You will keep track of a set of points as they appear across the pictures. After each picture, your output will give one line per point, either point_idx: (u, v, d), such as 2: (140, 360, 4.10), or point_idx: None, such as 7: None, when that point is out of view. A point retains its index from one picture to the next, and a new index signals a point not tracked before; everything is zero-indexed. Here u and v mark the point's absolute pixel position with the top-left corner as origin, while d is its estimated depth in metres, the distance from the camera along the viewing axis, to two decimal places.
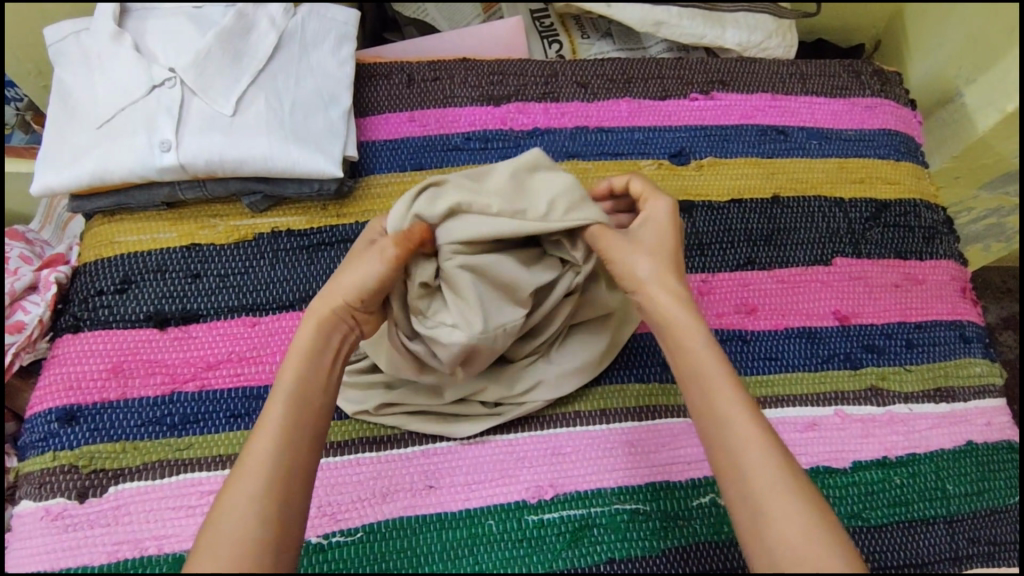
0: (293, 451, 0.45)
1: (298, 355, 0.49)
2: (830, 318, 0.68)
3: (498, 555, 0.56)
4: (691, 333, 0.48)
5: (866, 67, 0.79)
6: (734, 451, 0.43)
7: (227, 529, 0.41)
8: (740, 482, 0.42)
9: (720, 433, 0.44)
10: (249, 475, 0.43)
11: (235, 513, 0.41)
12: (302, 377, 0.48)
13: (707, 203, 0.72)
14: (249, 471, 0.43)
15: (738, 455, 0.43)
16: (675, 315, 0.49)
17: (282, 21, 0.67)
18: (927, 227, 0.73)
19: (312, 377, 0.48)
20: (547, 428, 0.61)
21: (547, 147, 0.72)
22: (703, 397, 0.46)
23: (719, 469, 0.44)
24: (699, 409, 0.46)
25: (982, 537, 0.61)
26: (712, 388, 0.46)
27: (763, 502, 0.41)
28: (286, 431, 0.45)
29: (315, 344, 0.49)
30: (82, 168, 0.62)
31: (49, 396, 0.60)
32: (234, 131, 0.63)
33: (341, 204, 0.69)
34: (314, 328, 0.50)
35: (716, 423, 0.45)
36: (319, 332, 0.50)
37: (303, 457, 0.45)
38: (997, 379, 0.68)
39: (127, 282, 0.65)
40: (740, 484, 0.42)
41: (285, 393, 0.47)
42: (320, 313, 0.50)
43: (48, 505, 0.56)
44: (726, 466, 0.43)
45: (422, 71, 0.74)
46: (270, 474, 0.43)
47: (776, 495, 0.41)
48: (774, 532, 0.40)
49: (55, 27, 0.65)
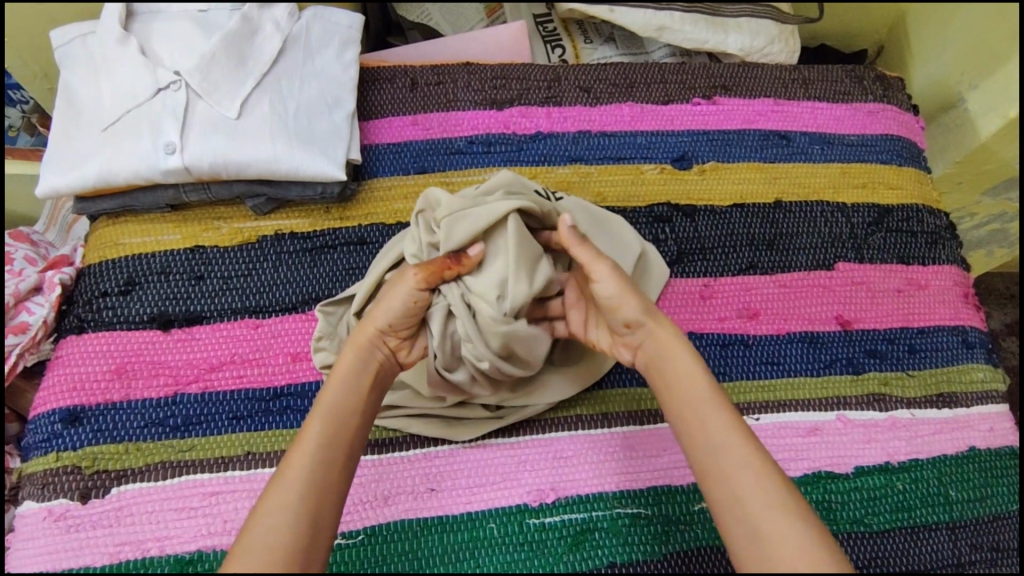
0: (333, 461, 0.46)
1: (342, 373, 0.51)
2: (832, 323, 0.68)
3: (499, 558, 0.56)
4: (693, 373, 0.49)
5: (869, 72, 0.79)
6: (731, 482, 0.44)
7: (266, 530, 0.41)
8: (737, 511, 0.43)
9: (724, 477, 0.44)
10: (287, 481, 0.44)
11: (273, 516, 0.42)
12: (342, 396, 0.49)
13: (710, 208, 0.72)
14: (288, 476, 0.44)
15: (734, 485, 0.43)
16: (675, 355, 0.50)
17: (287, 25, 0.68)
18: (929, 231, 0.73)
19: (349, 398, 0.49)
20: (551, 431, 0.61)
21: (549, 152, 0.73)
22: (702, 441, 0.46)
23: (715, 498, 0.44)
24: (690, 439, 0.47)
25: (984, 543, 0.61)
26: (706, 417, 0.47)
27: (765, 529, 0.41)
28: (330, 444, 0.46)
29: (358, 368, 0.51)
30: (88, 169, 0.62)
31: (54, 396, 0.60)
32: (240, 134, 0.64)
33: (344, 206, 0.69)
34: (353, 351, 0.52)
35: (710, 458, 0.45)
36: (358, 356, 0.52)
37: (341, 468, 0.46)
38: (1000, 385, 0.68)
39: (131, 283, 0.65)
40: (737, 513, 0.43)
41: (324, 410, 0.48)
42: (360, 337, 0.53)
43: (49, 506, 0.57)
44: (722, 494, 0.44)
45: (426, 75, 0.74)
46: (306, 483, 0.44)
47: (776, 522, 0.41)
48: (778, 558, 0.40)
49: (62, 30, 0.65)
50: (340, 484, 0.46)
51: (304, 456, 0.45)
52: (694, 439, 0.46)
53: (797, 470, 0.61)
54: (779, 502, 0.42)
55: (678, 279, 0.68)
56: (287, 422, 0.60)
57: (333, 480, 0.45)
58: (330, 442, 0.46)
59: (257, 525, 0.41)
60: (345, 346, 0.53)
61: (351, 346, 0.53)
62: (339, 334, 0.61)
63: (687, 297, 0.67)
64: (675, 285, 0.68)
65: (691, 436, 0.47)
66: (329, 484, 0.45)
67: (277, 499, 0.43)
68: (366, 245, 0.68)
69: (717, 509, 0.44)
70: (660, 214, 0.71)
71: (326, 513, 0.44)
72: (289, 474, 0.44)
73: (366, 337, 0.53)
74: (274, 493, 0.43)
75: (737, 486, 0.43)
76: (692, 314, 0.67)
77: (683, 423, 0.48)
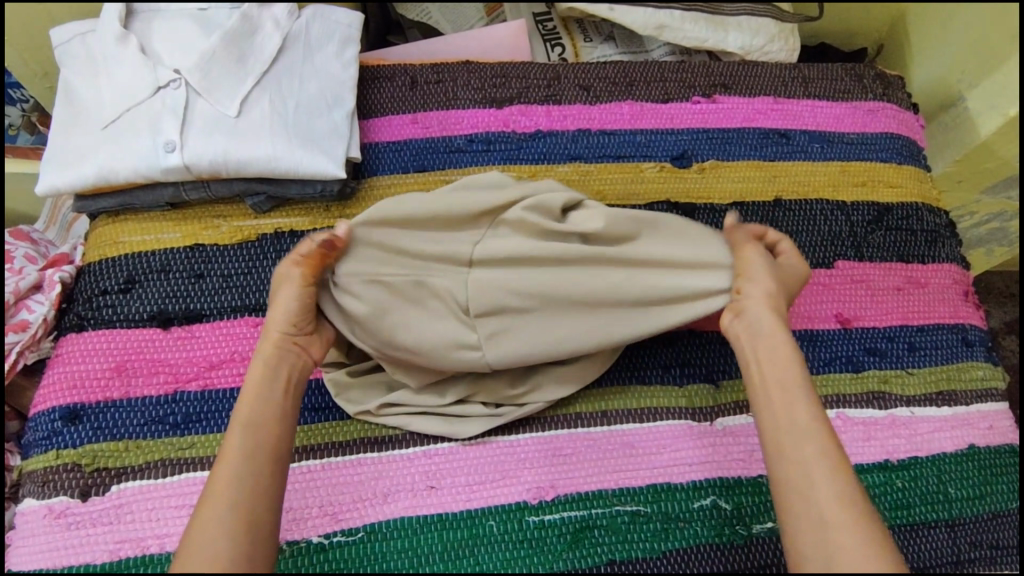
0: (254, 467, 0.48)
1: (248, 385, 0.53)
2: (832, 321, 0.68)
3: (498, 556, 0.56)
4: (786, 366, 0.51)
5: (868, 71, 0.79)
6: (803, 465, 0.46)
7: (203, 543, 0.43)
8: (799, 491, 0.46)
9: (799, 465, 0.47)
10: (216, 495, 0.46)
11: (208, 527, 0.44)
12: (254, 410, 0.51)
13: (709, 206, 0.72)
14: (218, 489, 0.46)
15: (804, 469, 0.46)
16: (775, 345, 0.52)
17: (287, 23, 0.68)
18: (929, 230, 0.73)
19: (263, 410, 0.51)
20: (549, 429, 0.61)
21: (549, 150, 0.73)
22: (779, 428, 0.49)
23: (780, 479, 0.47)
24: (772, 422, 0.49)
25: (984, 541, 0.61)
26: (790, 408, 0.49)
27: (823, 512, 0.44)
28: (247, 450, 0.48)
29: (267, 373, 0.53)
30: (88, 169, 0.62)
31: (53, 394, 0.60)
32: (239, 133, 0.64)
33: (344, 205, 0.69)
34: (263, 361, 0.53)
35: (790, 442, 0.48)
36: (265, 369, 0.53)
37: (267, 476, 0.48)
38: (999, 383, 0.68)
39: (132, 281, 0.65)
40: (799, 493, 0.46)
41: (240, 425, 0.50)
42: (269, 344, 0.54)
43: (50, 503, 0.57)
44: (794, 477, 0.46)
45: (426, 73, 0.74)
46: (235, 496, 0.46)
47: (837, 508, 0.44)
48: (836, 543, 0.43)
49: (63, 29, 0.65)
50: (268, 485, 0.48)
51: (229, 469, 0.47)
52: (777, 426, 0.49)
53: None
54: (845, 495, 0.45)
55: None
56: None
57: (258, 485, 0.47)
58: (251, 452, 0.48)
59: (194, 544, 0.43)
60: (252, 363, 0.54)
61: (258, 360, 0.54)
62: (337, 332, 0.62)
63: None
64: None
65: (773, 420, 0.49)
66: (256, 489, 0.47)
67: (209, 513, 0.45)
68: None
69: (779, 488, 0.47)
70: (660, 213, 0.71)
71: (262, 517, 0.46)
72: (217, 490, 0.46)
73: (274, 345, 0.54)
74: (209, 505, 0.45)
75: (805, 472, 0.46)
76: None
77: (769, 404, 0.50)
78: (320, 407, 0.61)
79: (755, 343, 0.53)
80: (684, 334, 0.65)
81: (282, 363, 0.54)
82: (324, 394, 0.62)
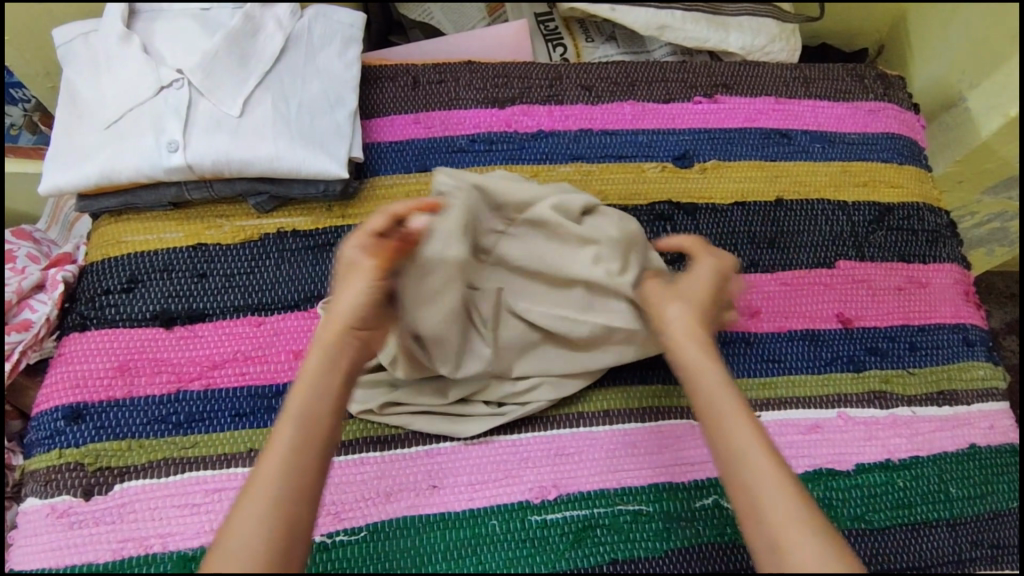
0: (295, 472, 0.43)
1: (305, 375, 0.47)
2: (833, 321, 0.68)
3: (500, 555, 0.56)
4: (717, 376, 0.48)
5: (869, 71, 0.80)
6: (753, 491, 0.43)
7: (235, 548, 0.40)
8: (758, 518, 0.42)
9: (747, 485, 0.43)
10: (252, 497, 0.42)
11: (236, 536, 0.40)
12: (310, 402, 0.46)
13: (711, 205, 0.72)
14: (256, 492, 0.42)
15: (756, 493, 0.43)
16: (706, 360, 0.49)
17: (289, 23, 0.68)
18: (930, 230, 0.74)
19: (320, 403, 0.46)
20: (551, 429, 0.61)
21: (551, 150, 0.73)
22: (726, 445, 0.45)
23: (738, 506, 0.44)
24: (717, 445, 0.46)
25: (985, 540, 0.61)
26: (732, 427, 0.46)
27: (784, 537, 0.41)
28: (292, 452, 0.44)
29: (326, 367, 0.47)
30: (91, 168, 0.62)
31: (56, 394, 0.60)
32: (242, 133, 0.64)
33: (346, 204, 0.69)
34: (323, 350, 0.48)
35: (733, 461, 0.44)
36: (324, 358, 0.48)
37: (311, 480, 0.44)
38: (1000, 383, 0.68)
39: (134, 281, 0.65)
40: (758, 519, 0.42)
41: (291, 417, 0.45)
42: (332, 334, 0.48)
43: (53, 503, 0.57)
44: (748, 500, 0.43)
45: (428, 73, 0.75)
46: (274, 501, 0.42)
47: (795, 530, 0.41)
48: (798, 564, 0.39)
49: (65, 29, 0.65)
50: (306, 495, 0.43)
51: (272, 471, 0.43)
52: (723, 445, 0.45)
53: (798, 467, 0.61)
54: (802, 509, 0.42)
55: None
56: None
57: (301, 490, 0.43)
58: (298, 451, 0.44)
59: (227, 547, 0.40)
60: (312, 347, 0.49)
61: (318, 347, 0.48)
62: None
63: None
64: None
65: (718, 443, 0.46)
66: (297, 495, 0.42)
67: (246, 516, 0.41)
68: None
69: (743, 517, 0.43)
70: (662, 212, 0.71)
71: (298, 529, 0.42)
72: (255, 490, 0.42)
73: (337, 335, 0.48)
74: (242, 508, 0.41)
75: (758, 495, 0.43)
76: None
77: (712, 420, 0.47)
78: None
79: (683, 360, 0.50)
80: None
81: (344, 355, 0.48)
82: None
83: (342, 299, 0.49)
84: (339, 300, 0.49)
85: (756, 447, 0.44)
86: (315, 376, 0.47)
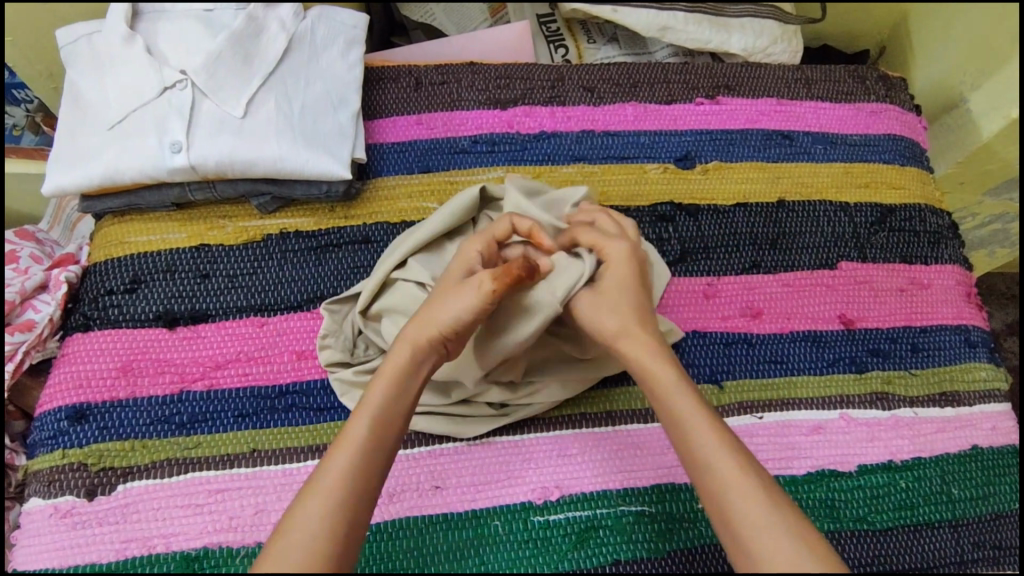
0: (367, 472, 0.44)
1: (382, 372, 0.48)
2: (835, 322, 0.68)
3: (503, 556, 0.56)
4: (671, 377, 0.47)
5: (870, 73, 0.80)
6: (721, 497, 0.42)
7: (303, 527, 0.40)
8: (729, 526, 0.42)
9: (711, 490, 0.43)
10: (323, 489, 0.42)
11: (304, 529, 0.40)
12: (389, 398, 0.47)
13: (713, 207, 0.72)
14: (331, 470, 0.43)
15: (725, 497, 0.42)
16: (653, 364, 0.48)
17: (292, 24, 0.68)
18: (932, 231, 0.74)
19: (398, 401, 0.47)
20: (554, 429, 0.61)
21: (553, 151, 0.73)
22: (688, 448, 0.45)
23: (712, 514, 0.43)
24: (680, 450, 0.45)
25: (987, 542, 0.61)
26: (691, 430, 0.45)
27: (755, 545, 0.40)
28: (366, 451, 0.44)
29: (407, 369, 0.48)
30: (94, 168, 0.62)
31: (60, 394, 0.60)
32: (245, 134, 0.64)
33: (349, 205, 0.69)
34: (409, 348, 0.49)
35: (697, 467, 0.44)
36: (410, 355, 0.48)
37: (378, 474, 0.45)
38: (1002, 384, 0.68)
39: (138, 281, 0.65)
40: (730, 527, 0.42)
41: (371, 407, 0.46)
42: (424, 334, 0.49)
43: (56, 503, 0.57)
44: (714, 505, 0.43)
45: (430, 74, 0.75)
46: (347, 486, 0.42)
47: (767, 535, 0.40)
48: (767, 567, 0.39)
49: (68, 29, 0.66)
50: (370, 496, 0.44)
51: (345, 456, 0.44)
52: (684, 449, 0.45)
53: (800, 468, 0.61)
54: (765, 507, 0.41)
55: (682, 277, 0.68)
56: (292, 420, 0.61)
57: (370, 481, 0.44)
58: (374, 443, 0.45)
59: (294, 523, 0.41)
60: (400, 341, 0.49)
61: (406, 342, 0.49)
62: (345, 332, 0.61)
63: (691, 296, 0.68)
64: (678, 284, 0.68)
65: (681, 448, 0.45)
66: (366, 485, 0.43)
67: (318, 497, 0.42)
68: (370, 244, 0.68)
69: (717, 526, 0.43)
70: (664, 213, 0.71)
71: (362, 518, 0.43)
72: (329, 474, 0.43)
73: (434, 335, 0.49)
74: (310, 500, 0.42)
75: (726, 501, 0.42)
76: (696, 313, 0.67)
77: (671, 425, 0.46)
78: (326, 408, 0.61)
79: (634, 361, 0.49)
80: (689, 335, 0.66)
81: (427, 358, 0.49)
82: (330, 394, 0.62)
83: (447, 307, 0.49)
84: (443, 304, 0.49)
85: (717, 451, 0.44)
86: (397, 373, 0.48)
